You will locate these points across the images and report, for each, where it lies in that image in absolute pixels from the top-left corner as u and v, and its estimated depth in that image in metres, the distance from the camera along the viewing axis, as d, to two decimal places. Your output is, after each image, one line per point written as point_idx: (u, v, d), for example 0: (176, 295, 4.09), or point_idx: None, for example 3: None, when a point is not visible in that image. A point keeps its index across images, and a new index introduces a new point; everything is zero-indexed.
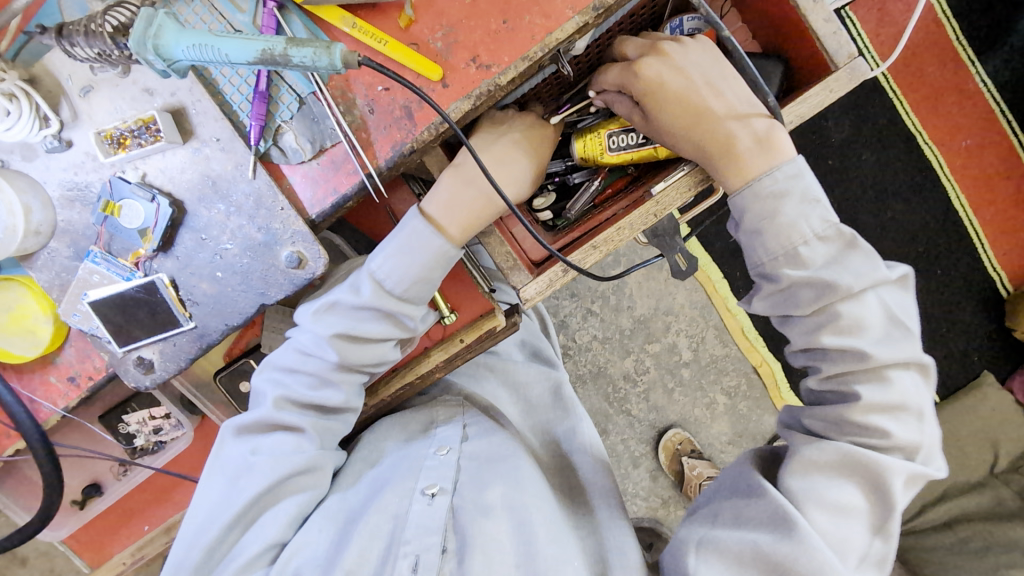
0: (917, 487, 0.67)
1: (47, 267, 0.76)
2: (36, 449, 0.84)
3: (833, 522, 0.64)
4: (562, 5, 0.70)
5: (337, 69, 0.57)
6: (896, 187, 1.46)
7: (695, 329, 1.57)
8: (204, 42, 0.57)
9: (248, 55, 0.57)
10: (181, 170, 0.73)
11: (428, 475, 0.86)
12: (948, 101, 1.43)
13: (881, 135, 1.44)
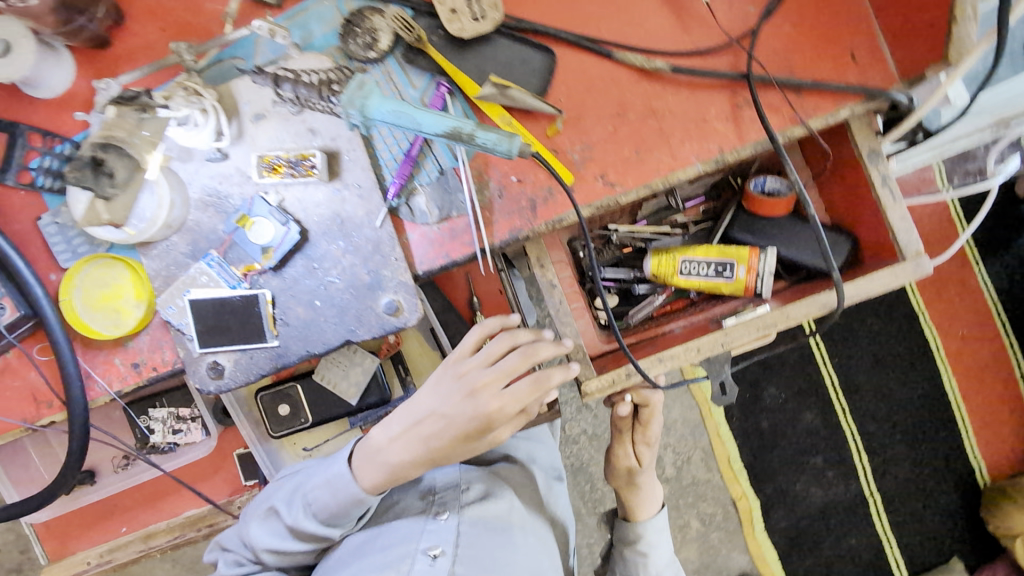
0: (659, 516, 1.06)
1: (160, 257, 0.80)
2: (75, 429, 0.82)
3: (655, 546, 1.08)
4: (688, 152, 0.80)
5: (513, 154, 0.73)
6: (894, 357, 1.55)
7: (683, 447, 1.59)
8: (404, 111, 0.73)
9: (442, 130, 0.72)
10: (317, 204, 0.79)
11: (429, 536, 0.86)
12: (951, 292, 1.54)
13: (888, 306, 1.54)
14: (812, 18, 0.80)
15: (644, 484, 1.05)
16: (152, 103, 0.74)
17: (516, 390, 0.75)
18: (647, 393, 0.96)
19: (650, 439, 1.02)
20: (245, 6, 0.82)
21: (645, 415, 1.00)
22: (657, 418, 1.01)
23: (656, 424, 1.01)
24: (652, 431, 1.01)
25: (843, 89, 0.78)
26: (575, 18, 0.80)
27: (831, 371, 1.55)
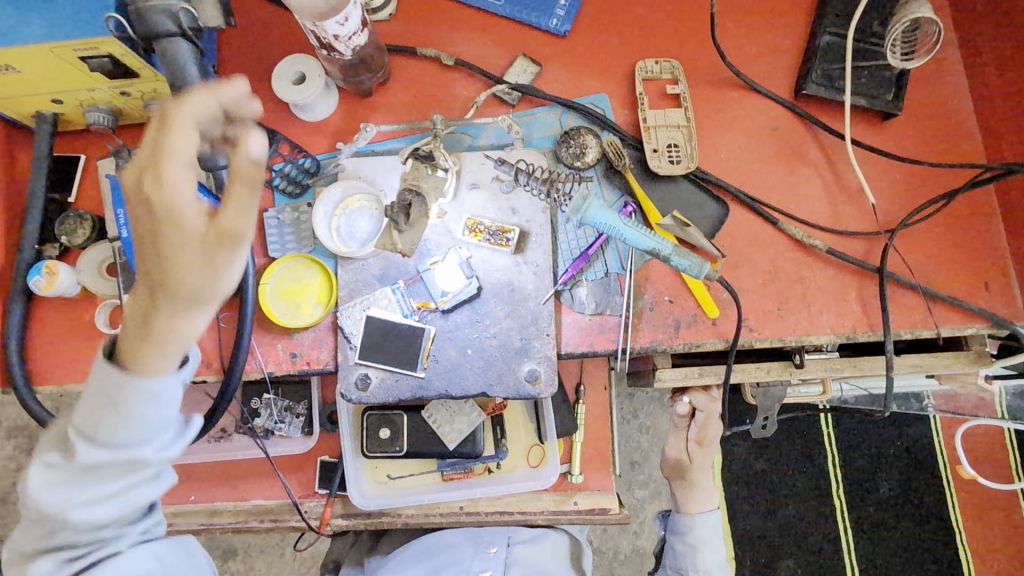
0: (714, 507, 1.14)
1: (354, 272, 0.93)
2: (224, 394, 0.91)
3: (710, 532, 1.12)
4: (825, 322, 0.90)
5: (700, 278, 0.85)
6: (925, 566, 1.59)
7: None
8: (616, 225, 0.85)
9: (647, 246, 0.85)
10: (497, 269, 0.92)
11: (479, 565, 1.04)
12: (993, 518, 1.58)
13: (925, 515, 1.60)
14: (956, 243, 0.91)
15: (695, 483, 1.18)
16: (439, 164, 0.91)
17: (184, 181, 0.52)
18: (708, 400, 1.13)
19: (703, 446, 1.17)
20: (488, 98, 1.00)
21: (703, 424, 1.16)
22: (710, 426, 1.15)
23: (713, 428, 1.15)
24: (708, 434, 1.16)
25: (973, 310, 0.88)
26: (752, 185, 0.95)
27: (854, 559, 1.60)
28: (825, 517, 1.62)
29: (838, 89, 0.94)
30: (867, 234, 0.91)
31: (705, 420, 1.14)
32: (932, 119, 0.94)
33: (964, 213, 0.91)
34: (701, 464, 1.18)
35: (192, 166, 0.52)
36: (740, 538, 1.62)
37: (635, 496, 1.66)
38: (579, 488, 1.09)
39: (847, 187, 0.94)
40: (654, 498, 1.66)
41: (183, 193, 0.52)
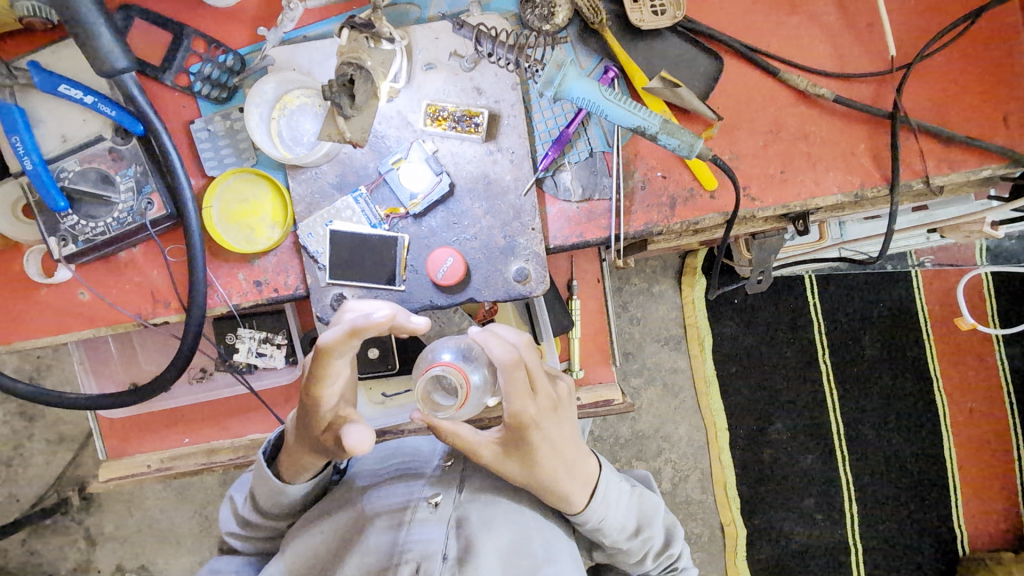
0: (627, 499, 0.84)
1: (307, 183, 0.82)
2: (188, 333, 0.83)
3: (617, 503, 0.83)
4: (831, 182, 0.83)
5: (693, 159, 0.69)
6: (906, 417, 1.65)
7: (683, 465, 1.69)
8: (593, 100, 0.69)
9: (629, 124, 0.70)
10: (468, 162, 0.81)
11: (433, 483, 0.84)
12: (967, 366, 1.63)
13: (905, 369, 1.64)
14: (973, 74, 0.81)
15: (613, 501, 0.82)
16: (381, 33, 0.75)
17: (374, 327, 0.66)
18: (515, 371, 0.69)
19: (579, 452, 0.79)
20: None
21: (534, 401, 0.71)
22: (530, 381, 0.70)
23: (524, 406, 0.69)
24: (539, 412, 0.71)
25: (993, 148, 0.79)
26: (748, 31, 0.82)
27: (838, 417, 1.66)
28: (810, 384, 1.65)
29: None
30: (878, 75, 0.81)
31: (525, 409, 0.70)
32: None
33: (983, 41, 0.80)
34: (554, 446, 0.74)
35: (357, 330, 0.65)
36: (733, 411, 1.67)
37: (630, 384, 1.68)
38: (582, 384, 1.07)
39: (854, 22, 0.82)
40: (648, 385, 1.68)
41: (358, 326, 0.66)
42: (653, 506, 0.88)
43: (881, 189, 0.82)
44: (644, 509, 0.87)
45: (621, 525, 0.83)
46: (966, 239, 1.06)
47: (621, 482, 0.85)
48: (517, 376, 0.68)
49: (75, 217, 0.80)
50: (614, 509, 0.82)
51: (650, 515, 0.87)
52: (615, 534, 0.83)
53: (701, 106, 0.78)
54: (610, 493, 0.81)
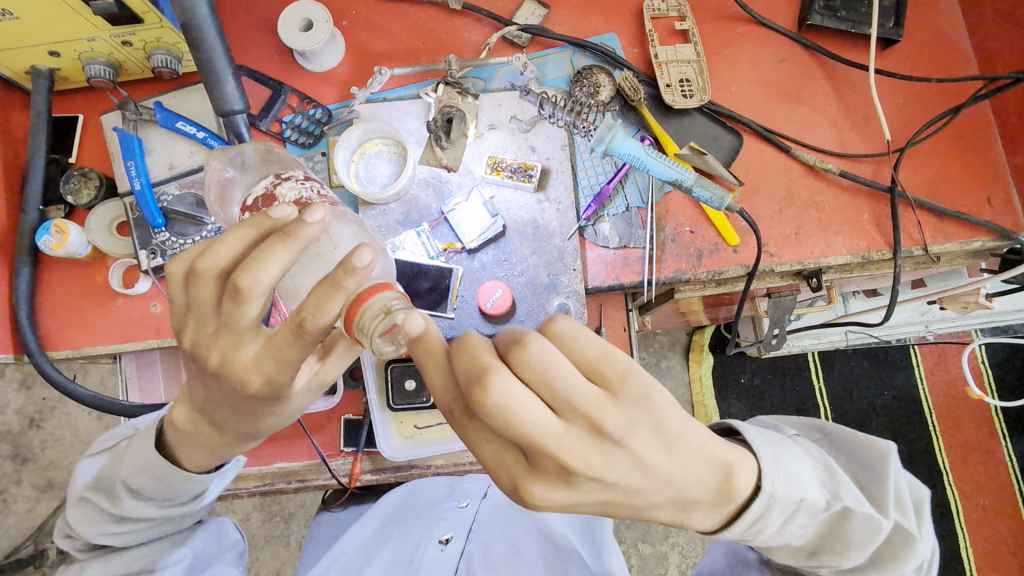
0: (801, 517, 0.55)
1: (375, 218, 0.92)
2: None
3: (785, 524, 0.55)
4: (840, 244, 0.93)
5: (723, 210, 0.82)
6: None
7: (691, 549, 1.66)
8: (639, 155, 0.82)
9: (668, 177, 0.83)
10: (519, 208, 0.92)
11: (445, 523, 1.01)
12: (977, 459, 1.63)
13: (913, 458, 1.65)
14: (958, 163, 0.94)
15: (772, 523, 0.54)
16: (469, 90, 0.93)
17: (274, 256, 0.49)
18: (488, 439, 0.50)
19: (639, 455, 0.48)
20: (498, 42, 0.99)
21: (536, 443, 0.45)
22: (559, 380, 0.45)
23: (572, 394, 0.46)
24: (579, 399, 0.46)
25: (981, 223, 0.91)
26: (764, 116, 0.97)
27: None
28: None
29: (840, 19, 0.96)
30: (876, 156, 0.94)
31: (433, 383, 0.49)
32: (932, 46, 0.96)
33: (963, 134, 0.94)
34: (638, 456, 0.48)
35: (265, 267, 0.49)
36: None
37: None
38: None
39: (854, 114, 0.96)
40: None
41: (259, 264, 0.49)
42: (856, 526, 0.56)
43: (882, 254, 0.92)
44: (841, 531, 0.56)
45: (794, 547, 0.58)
46: (965, 309, 1.13)
47: (793, 497, 0.54)
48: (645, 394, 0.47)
49: (167, 234, 0.90)
50: (773, 538, 0.56)
51: (843, 537, 0.57)
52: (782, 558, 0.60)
53: (726, 173, 0.89)
54: (766, 516, 0.53)
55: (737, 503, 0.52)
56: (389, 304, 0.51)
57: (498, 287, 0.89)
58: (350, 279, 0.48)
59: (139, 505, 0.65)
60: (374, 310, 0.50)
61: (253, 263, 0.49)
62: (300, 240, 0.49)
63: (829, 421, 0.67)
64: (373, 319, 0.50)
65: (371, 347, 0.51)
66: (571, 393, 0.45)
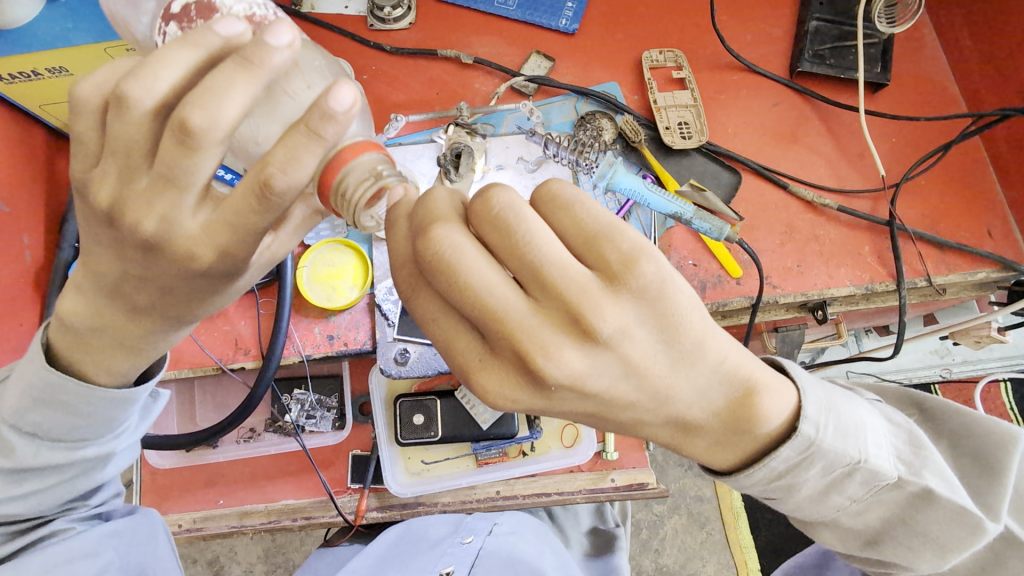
0: (866, 489, 0.53)
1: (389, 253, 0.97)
2: (263, 379, 0.92)
3: (851, 496, 0.54)
4: (843, 276, 0.94)
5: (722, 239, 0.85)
6: None
7: None
8: (640, 189, 0.85)
9: (669, 210, 0.86)
10: None
11: (447, 558, 0.96)
12: None
13: None
14: (954, 197, 0.96)
15: (812, 481, 0.52)
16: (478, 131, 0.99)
17: (230, 90, 0.42)
18: (438, 313, 0.47)
19: (628, 358, 0.44)
20: (506, 91, 1.06)
21: (498, 318, 0.42)
22: (547, 248, 0.42)
23: (546, 262, 0.42)
24: (563, 277, 0.42)
25: (983, 254, 0.92)
26: (761, 155, 1.01)
27: None
28: None
29: (829, 65, 1.02)
30: (873, 193, 0.97)
31: (400, 268, 0.48)
32: (920, 89, 1.01)
33: (955, 169, 0.97)
34: (629, 359, 0.44)
35: (223, 103, 0.42)
36: (761, 546, 1.66)
37: (655, 510, 1.73)
38: (614, 466, 1.08)
39: (849, 153, 1.00)
40: (672, 513, 1.73)
41: (213, 97, 0.41)
42: (939, 516, 0.53)
43: (884, 286, 0.93)
44: (914, 516, 0.54)
45: (850, 529, 0.56)
46: (979, 343, 1.12)
47: (846, 461, 0.51)
48: (648, 274, 0.43)
49: None
50: (815, 501, 0.54)
51: (913, 515, 0.54)
52: (831, 539, 0.58)
53: (724, 208, 0.93)
54: (808, 473, 0.52)
55: (768, 435, 0.50)
56: (375, 168, 0.49)
57: None
58: (327, 124, 0.43)
59: (42, 449, 0.61)
60: (359, 175, 0.48)
61: (207, 92, 0.41)
62: (267, 71, 0.42)
63: (929, 395, 0.63)
64: (357, 181, 0.48)
65: (352, 215, 0.49)
66: (552, 269, 0.42)
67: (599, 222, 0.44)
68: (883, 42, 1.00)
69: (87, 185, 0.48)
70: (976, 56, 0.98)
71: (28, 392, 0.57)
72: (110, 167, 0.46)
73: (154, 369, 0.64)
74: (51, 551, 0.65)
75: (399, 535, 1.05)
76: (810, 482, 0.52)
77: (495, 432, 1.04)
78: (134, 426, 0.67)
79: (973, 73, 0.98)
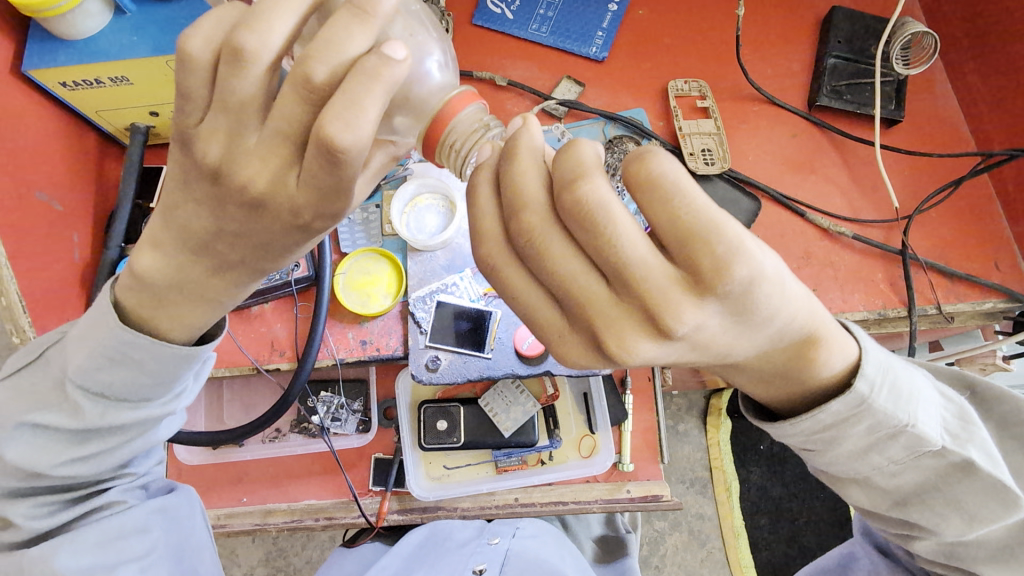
0: (905, 453, 0.57)
1: (423, 263, 1.01)
2: (299, 378, 0.95)
3: (887, 459, 0.57)
4: (857, 301, 0.99)
5: None
6: None
7: None
8: None
9: None
10: None
11: (478, 556, 1.02)
12: None
13: None
14: (963, 230, 1.01)
15: (855, 436, 0.55)
16: None
17: (368, 97, 0.40)
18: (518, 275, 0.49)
19: (699, 344, 0.45)
20: (538, 113, 1.11)
21: (576, 293, 0.46)
22: (632, 236, 0.42)
23: (629, 255, 0.42)
24: (645, 266, 0.42)
25: (990, 285, 0.97)
26: (780, 184, 1.06)
27: None
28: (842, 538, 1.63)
29: (845, 101, 1.07)
30: (886, 223, 1.02)
31: (485, 241, 0.49)
32: (931, 126, 1.06)
33: (965, 204, 1.02)
34: (700, 344, 0.45)
35: (362, 113, 0.40)
36: (762, 566, 1.68)
37: (657, 526, 1.76)
38: (630, 478, 1.11)
39: (864, 184, 1.05)
40: (674, 530, 1.76)
41: (354, 109, 0.40)
42: (967, 490, 0.57)
43: (897, 312, 0.97)
44: (943, 485, 0.57)
45: (881, 490, 0.60)
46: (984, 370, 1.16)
47: (892, 427, 0.55)
48: (742, 274, 0.41)
49: None
50: (852, 457, 0.57)
51: (949, 481, 0.57)
52: (861, 496, 0.62)
53: None
54: (852, 434, 0.55)
55: (823, 385, 0.54)
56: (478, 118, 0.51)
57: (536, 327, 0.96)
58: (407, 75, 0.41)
59: (110, 411, 0.61)
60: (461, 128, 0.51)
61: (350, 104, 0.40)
62: (380, 20, 0.42)
63: (980, 379, 0.66)
64: (464, 134, 0.51)
65: (459, 165, 0.53)
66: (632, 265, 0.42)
67: (704, 217, 0.41)
68: (897, 81, 1.06)
69: (192, 140, 0.46)
70: (986, 98, 1.04)
71: (100, 353, 0.57)
72: (220, 122, 0.45)
73: (216, 330, 0.61)
74: (106, 526, 0.69)
75: (426, 534, 1.08)
76: (851, 444, 0.56)
77: (516, 439, 1.08)
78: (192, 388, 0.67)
79: (982, 114, 1.04)
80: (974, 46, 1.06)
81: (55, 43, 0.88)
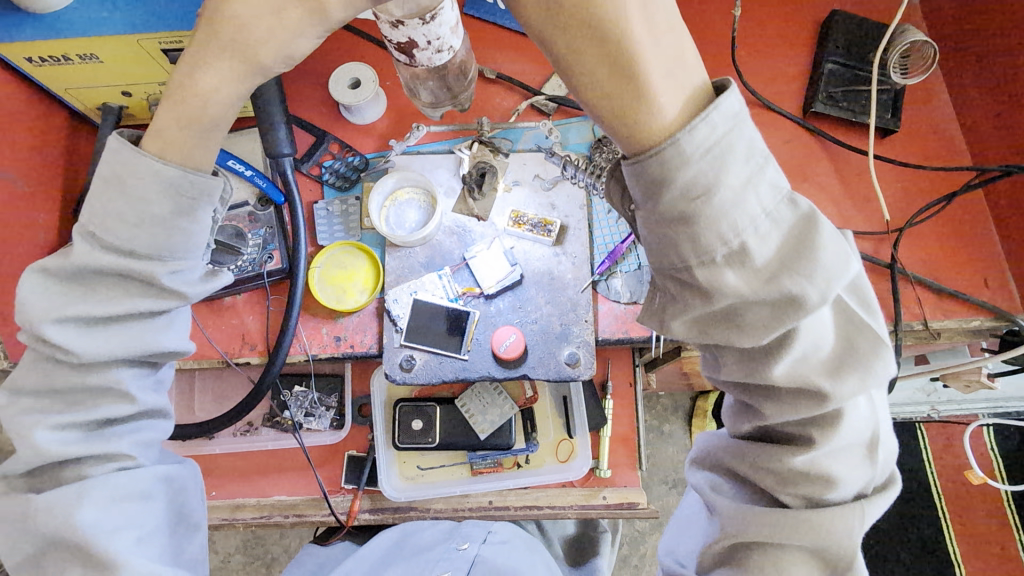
0: (774, 203, 0.58)
1: (401, 259, 0.98)
2: (269, 374, 0.93)
3: (757, 217, 0.58)
4: None
5: None
6: None
7: None
8: None
9: None
10: (537, 260, 0.97)
11: (444, 565, 1.00)
12: (990, 551, 1.55)
13: (924, 544, 1.57)
14: (953, 245, 0.99)
15: (730, 170, 0.56)
16: (494, 149, 1.01)
17: None
18: None
19: None
20: (527, 108, 1.08)
21: None
22: None
23: None
24: None
25: (978, 303, 0.95)
26: None
27: None
28: None
29: (841, 108, 1.04)
30: (877, 236, 1.00)
31: None
32: (927, 139, 1.04)
33: (957, 219, 1.00)
34: None
35: None
36: None
37: (637, 526, 1.75)
38: (607, 484, 1.09)
39: (855, 194, 1.03)
40: (654, 530, 1.75)
41: None
42: (824, 255, 0.58)
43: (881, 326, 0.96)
44: (805, 246, 0.58)
45: (755, 257, 0.58)
46: (967, 387, 1.15)
47: (755, 152, 0.58)
48: None
49: None
50: (738, 196, 0.57)
51: (804, 243, 0.58)
52: (736, 280, 0.58)
53: None
54: (731, 159, 0.56)
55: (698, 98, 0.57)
56: None
57: (514, 329, 0.94)
58: None
59: (98, 255, 0.66)
60: None
61: None
62: None
63: None
64: None
65: None
66: None
67: None
68: (894, 91, 1.03)
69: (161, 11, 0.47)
70: (984, 112, 1.02)
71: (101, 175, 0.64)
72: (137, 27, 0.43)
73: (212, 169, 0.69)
74: (115, 481, 0.71)
75: (396, 535, 1.07)
76: (727, 164, 0.56)
77: (492, 441, 1.06)
78: (180, 264, 0.69)
79: (979, 128, 1.02)
80: (973, 58, 1.04)
81: (19, 17, 0.84)
